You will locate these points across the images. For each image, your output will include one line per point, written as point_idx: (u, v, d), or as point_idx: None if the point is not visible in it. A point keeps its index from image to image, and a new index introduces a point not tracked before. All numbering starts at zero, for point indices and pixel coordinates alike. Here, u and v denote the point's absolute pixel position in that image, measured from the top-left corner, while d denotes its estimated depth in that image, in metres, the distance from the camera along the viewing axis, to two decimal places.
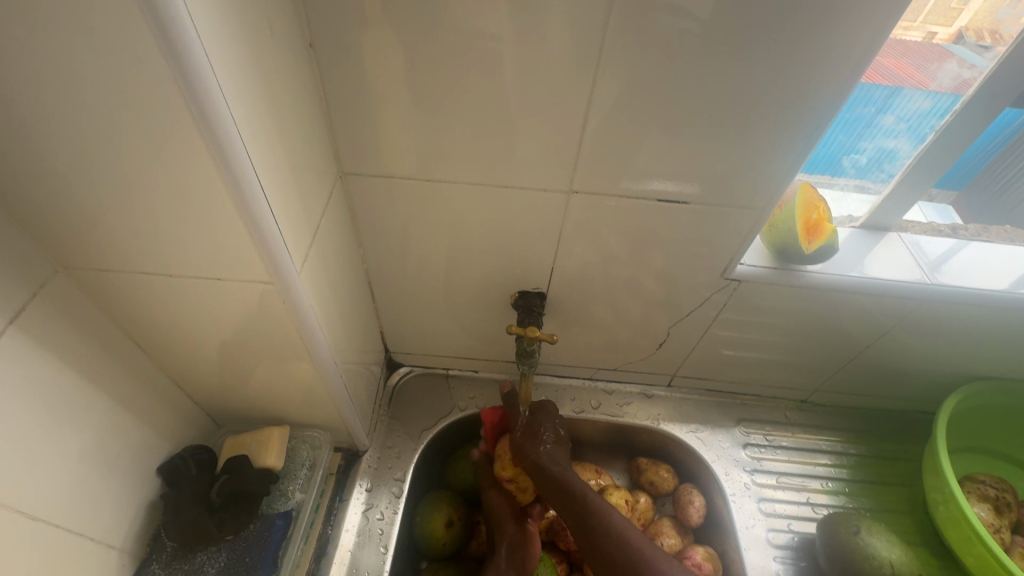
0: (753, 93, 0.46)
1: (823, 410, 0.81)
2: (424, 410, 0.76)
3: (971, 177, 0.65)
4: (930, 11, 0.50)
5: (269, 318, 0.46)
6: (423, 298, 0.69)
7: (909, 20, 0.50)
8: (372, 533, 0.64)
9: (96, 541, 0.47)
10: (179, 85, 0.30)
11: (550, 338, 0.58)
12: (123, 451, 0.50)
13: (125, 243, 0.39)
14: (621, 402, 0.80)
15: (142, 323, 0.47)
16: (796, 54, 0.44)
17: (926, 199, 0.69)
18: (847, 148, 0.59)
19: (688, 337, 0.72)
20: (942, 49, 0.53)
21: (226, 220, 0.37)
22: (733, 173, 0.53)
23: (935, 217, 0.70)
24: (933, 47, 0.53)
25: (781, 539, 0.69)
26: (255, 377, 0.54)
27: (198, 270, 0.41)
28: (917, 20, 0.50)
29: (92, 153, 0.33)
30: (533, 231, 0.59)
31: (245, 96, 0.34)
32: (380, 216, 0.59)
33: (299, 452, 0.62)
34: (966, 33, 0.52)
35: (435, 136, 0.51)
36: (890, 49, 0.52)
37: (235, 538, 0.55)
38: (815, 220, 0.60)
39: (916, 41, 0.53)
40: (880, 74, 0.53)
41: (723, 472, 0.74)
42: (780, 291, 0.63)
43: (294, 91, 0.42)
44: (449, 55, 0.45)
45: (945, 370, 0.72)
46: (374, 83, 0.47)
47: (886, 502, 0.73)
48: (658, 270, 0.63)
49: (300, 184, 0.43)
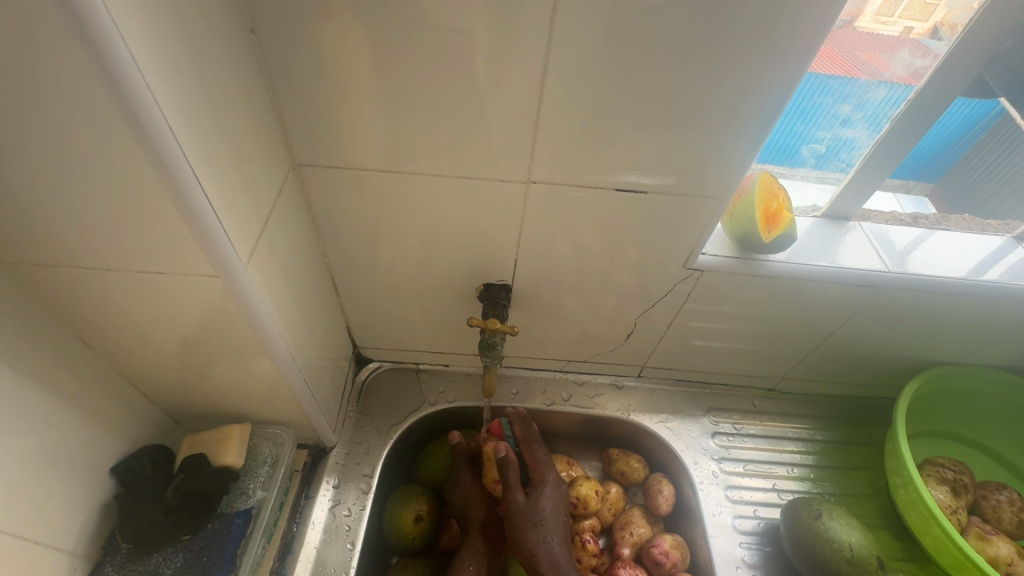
0: (706, 83, 0.47)
1: (791, 398, 0.82)
2: (393, 405, 0.76)
3: (946, 169, 0.67)
4: (908, 6, 0.51)
5: (219, 313, 0.45)
6: (388, 292, 0.68)
7: (884, 15, 0.51)
8: (339, 529, 0.63)
9: (45, 545, 0.46)
10: (99, 71, 0.29)
11: (512, 330, 0.58)
12: (72, 452, 0.48)
13: (60, 237, 0.38)
14: (591, 393, 0.80)
15: (87, 321, 0.46)
16: (747, 43, 0.44)
17: (902, 190, 0.70)
18: (807, 137, 0.59)
19: (655, 328, 0.73)
20: (916, 42, 0.54)
21: (163, 212, 0.36)
22: (691, 162, 0.53)
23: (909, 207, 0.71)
24: (906, 41, 0.54)
25: (748, 525, 0.70)
26: (210, 374, 0.53)
27: (139, 264, 0.40)
28: (894, 15, 0.51)
29: (11, 142, 0.31)
30: (495, 222, 0.59)
31: (174, 84, 0.33)
32: (338, 208, 0.58)
33: (261, 449, 0.61)
34: (941, 28, 0.51)
35: (390, 126, 0.50)
36: (864, 43, 0.53)
37: (192, 537, 0.54)
38: (775, 209, 0.61)
39: (894, 36, 0.53)
40: (849, 63, 0.53)
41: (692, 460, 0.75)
42: (743, 280, 0.64)
43: (235, 79, 0.40)
44: (397, 44, 0.44)
45: (906, 356, 0.74)
46: (323, 72, 0.46)
47: (850, 487, 0.74)
48: (622, 261, 0.63)
49: (245, 175, 0.42)
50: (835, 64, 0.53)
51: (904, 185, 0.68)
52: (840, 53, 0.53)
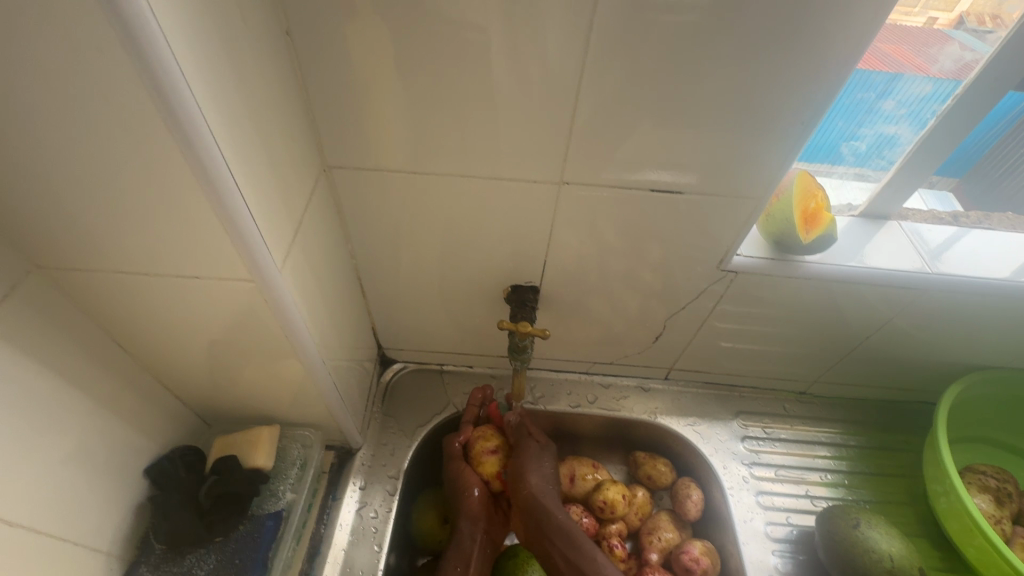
0: (749, 78, 0.45)
1: (823, 402, 0.80)
2: (418, 406, 0.75)
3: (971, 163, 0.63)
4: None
5: (252, 316, 0.45)
6: (415, 294, 0.68)
7: (910, 7, 0.48)
8: (366, 531, 0.63)
9: (82, 545, 0.47)
10: (139, 73, 0.28)
11: (541, 334, 0.58)
12: (108, 454, 0.49)
13: (99, 242, 0.38)
14: (617, 395, 0.79)
15: (122, 324, 0.46)
16: (794, 37, 0.42)
17: (925, 186, 0.66)
18: (847, 135, 0.57)
19: (684, 330, 0.71)
20: (941, 34, 0.52)
21: (201, 218, 0.36)
22: (728, 162, 0.51)
23: (935, 205, 0.68)
24: (933, 33, 0.52)
25: (779, 532, 0.68)
26: (242, 376, 0.53)
27: (177, 268, 0.40)
28: (919, 7, 0.49)
29: (56, 149, 0.31)
30: (524, 224, 0.58)
31: (214, 91, 0.33)
32: (367, 210, 0.57)
33: (290, 451, 0.61)
34: (967, 18, 0.51)
35: (420, 128, 0.49)
36: (889, 36, 0.50)
37: (225, 539, 0.54)
38: (814, 208, 0.59)
39: (920, 28, 0.52)
40: (878, 61, 0.51)
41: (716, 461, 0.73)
42: (777, 282, 0.62)
43: (269, 83, 0.40)
44: (430, 45, 0.44)
45: (945, 360, 0.71)
46: (354, 75, 0.46)
47: (886, 494, 0.72)
48: (654, 262, 0.62)
49: (279, 178, 0.42)
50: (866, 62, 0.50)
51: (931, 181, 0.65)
52: (871, 52, 0.50)
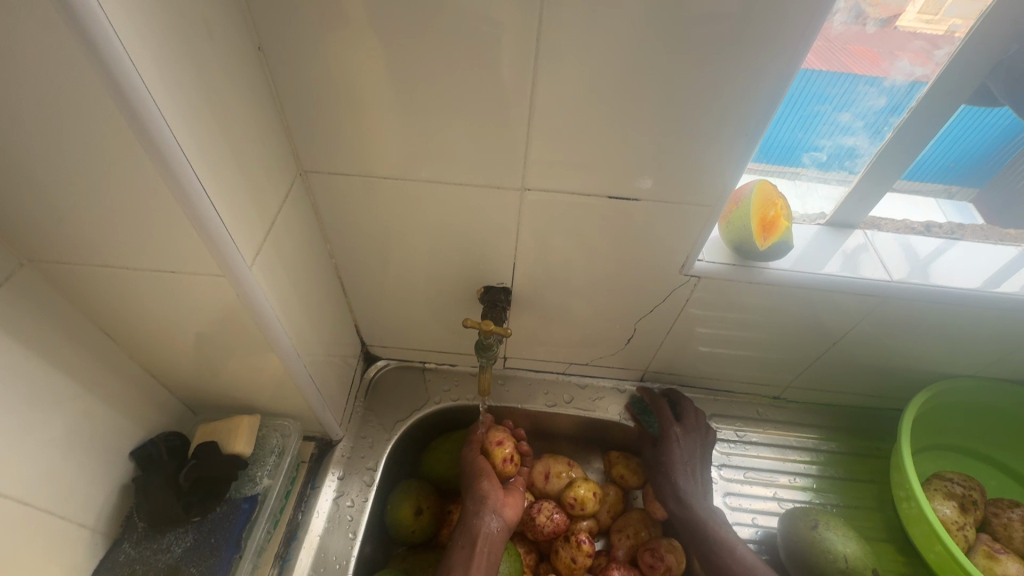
0: (696, 90, 0.47)
1: (797, 407, 0.81)
2: (398, 401, 0.78)
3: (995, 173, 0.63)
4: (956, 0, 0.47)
5: (227, 309, 0.48)
6: (393, 293, 0.71)
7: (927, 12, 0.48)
8: (342, 519, 0.66)
9: (68, 521, 0.50)
10: (103, 83, 0.31)
11: (505, 331, 0.59)
12: (94, 437, 0.52)
13: (82, 237, 0.41)
14: (593, 396, 0.81)
15: (108, 316, 0.49)
16: (741, 48, 0.44)
17: (944, 196, 0.67)
18: (807, 145, 0.59)
19: (656, 333, 0.73)
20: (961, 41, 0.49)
21: (174, 216, 0.39)
22: (683, 169, 0.53)
23: (955, 215, 0.68)
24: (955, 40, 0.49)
25: (745, 533, 0.70)
26: (220, 366, 0.56)
27: (156, 263, 0.43)
28: (939, 12, 0.48)
29: (41, 153, 0.35)
30: (493, 227, 0.61)
31: (180, 102, 0.36)
32: (344, 212, 0.60)
33: (269, 439, 0.64)
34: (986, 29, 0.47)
35: (387, 135, 0.52)
36: (905, 41, 0.50)
37: (202, 519, 0.57)
38: (773, 216, 0.59)
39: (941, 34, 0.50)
40: (879, 60, 0.51)
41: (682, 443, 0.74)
42: (742, 287, 0.64)
43: (240, 93, 0.43)
44: (393, 59, 0.46)
45: (914, 368, 0.72)
46: (323, 85, 0.49)
47: (854, 498, 0.74)
48: (621, 266, 0.64)
49: (251, 181, 0.45)
50: (859, 58, 0.51)
51: (946, 191, 0.66)
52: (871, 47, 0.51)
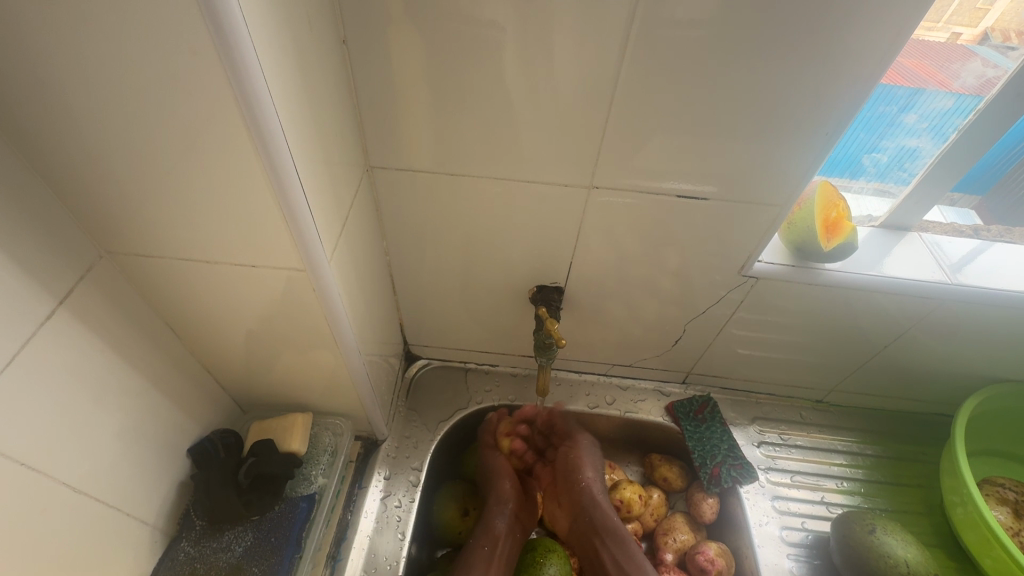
0: (777, 92, 0.47)
1: (840, 411, 0.81)
2: (440, 402, 0.78)
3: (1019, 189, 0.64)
4: (957, 11, 0.49)
5: (297, 304, 0.48)
6: (441, 291, 0.70)
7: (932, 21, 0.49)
8: (391, 520, 0.65)
9: (130, 517, 0.50)
10: (227, 75, 0.31)
11: (560, 342, 0.57)
12: (155, 433, 0.51)
13: (166, 229, 0.41)
14: (635, 398, 0.80)
15: (177, 310, 0.49)
16: (829, 49, 0.44)
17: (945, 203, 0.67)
18: (868, 147, 0.59)
19: (704, 334, 0.73)
20: (965, 49, 0.53)
21: (263, 209, 0.39)
22: (753, 170, 0.53)
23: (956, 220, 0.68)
24: (956, 48, 0.52)
25: (795, 537, 0.69)
26: (279, 363, 0.56)
27: (234, 256, 0.43)
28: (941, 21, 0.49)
29: (140, 141, 0.35)
30: (552, 227, 0.60)
31: (281, 92, 0.35)
32: (402, 210, 0.60)
33: (321, 438, 0.64)
34: (992, 34, 0.52)
35: (454, 130, 0.52)
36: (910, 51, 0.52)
37: (261, 518, 0.57)
38: (835, 217, 0.60)
39: (942, 42, 0.52)
40: (899, 76, 0.53)
41: (721, 448, 0.76)
42: (798, 289, 0.63)
43: (324, 87, 0.43)
44: (472, 54, 0.46)
45: (964, 373, 0.72)
46: (398, 80, 0.48)
47: (902, 503, 0.73)
48: (675, 267, 0.64)
49: (331, 175, 0.44)
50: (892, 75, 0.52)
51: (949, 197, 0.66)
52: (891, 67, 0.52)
